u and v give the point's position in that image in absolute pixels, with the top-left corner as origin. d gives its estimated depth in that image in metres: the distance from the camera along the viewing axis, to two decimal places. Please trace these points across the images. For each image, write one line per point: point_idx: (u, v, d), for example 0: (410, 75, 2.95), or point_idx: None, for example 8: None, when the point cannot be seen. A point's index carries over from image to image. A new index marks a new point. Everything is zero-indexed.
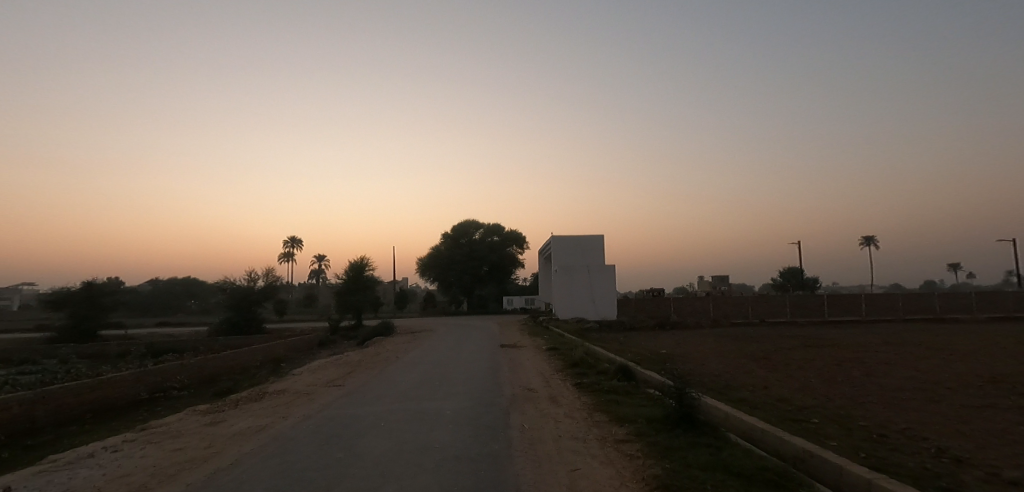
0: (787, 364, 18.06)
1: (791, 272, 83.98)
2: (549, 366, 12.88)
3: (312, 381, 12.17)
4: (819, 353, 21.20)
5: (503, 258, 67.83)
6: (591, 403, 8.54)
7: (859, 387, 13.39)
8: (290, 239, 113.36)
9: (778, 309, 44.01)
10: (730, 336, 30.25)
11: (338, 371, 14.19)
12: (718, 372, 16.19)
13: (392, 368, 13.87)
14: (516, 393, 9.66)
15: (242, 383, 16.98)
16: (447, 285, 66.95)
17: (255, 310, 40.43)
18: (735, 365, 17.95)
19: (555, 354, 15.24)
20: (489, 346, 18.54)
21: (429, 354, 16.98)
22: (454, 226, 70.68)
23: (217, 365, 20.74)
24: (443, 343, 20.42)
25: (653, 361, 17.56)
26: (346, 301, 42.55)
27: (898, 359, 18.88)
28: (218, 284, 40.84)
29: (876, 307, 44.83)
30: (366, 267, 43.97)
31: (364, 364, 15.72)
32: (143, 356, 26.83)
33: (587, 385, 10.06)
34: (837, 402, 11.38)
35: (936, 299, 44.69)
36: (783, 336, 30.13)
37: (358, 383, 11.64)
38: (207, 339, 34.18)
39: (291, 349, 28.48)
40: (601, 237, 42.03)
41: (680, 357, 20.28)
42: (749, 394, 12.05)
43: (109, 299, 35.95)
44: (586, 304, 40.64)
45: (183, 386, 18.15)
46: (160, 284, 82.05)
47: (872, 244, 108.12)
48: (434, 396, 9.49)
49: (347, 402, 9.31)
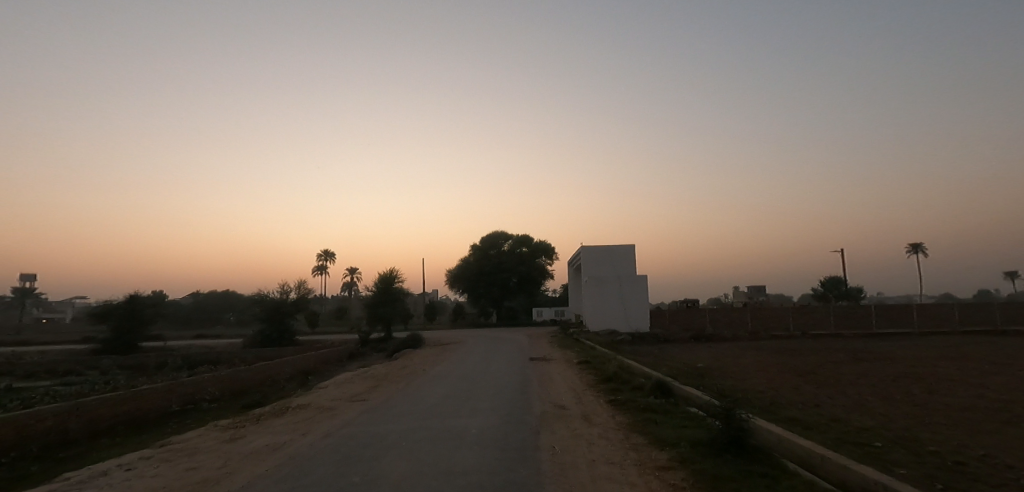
0: (836, 380, 16.97)
1: (831, 282, 80.92)
2: (581, 381, 12.29)
3: (337, 395, 11.85)
4: (869, 368, 19.96)
5: (533, 269, 67.26)
6: (628, 422, 7.95)
7: (920, 406, 12.37)
8: (323, 252, 115.31)
9: (820, 320, 42.17)
10: (770, 349, 28.94)
11: (364, 384, 13.86)
12: (762, 387, 15.27)
13: (419, 382, 13.47)
14: (547, 411, 9.11)
15: (271, 396, 16.82)
16: (477, 296, 66.67)
17: (288, 322, 40.81)
18: (779, 380, 16.96)
19: (587, 368, 14.61)
20: (519, 359, 17.98)
21: (457, 367, 16.56)
22: (483, 237, 70.56)
23: (248, 377, 20.75)
24: (472, 356, 20.00)
25: (690, 375, 16.75)
26: (376, 313, 42.62)
27: (959, 374, 17.56)
28: (252, 296, 41.44)
29: (926, 319, 42.51)
30: (395, 279, 44.02)
31: (391, 377, 15.37)
32: (178, 368, 27.16)
33: (622, 402, 9.45)
34: (898, 423, 10.44)
35: (993, 310, 42.11)
36: (828, 348, 28.68)
37: (383, 397, 11.27)
38: (241, 351, 34.56)
39: (322, 361, 28.45)
40: (633, 247, 41.11)
41: (718, 371, 19.35)
42: (798, 413, 11.20)
43: (149, 311, 36.76)
44: (618, 316, 39.68)
45: (214, 398, 18.13)
46: (199, 297, 84.25)
47: (918, 253, 103.60)
48: (460, 412, 9.03)
49: (371, 419, 8.91)
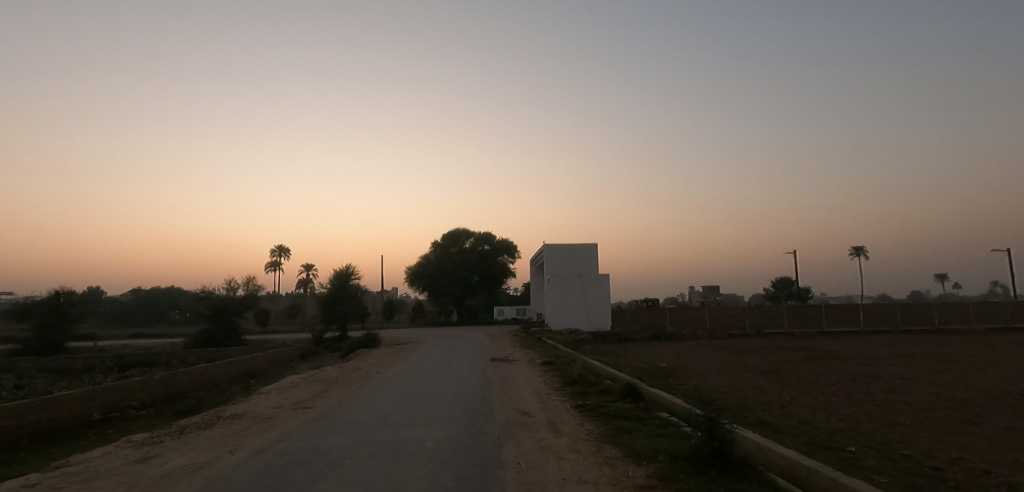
0: (798, 379, 16.87)
1: (783, 282, 83.22)
2: (545, 384, 11.57)
3: (277, 402, 10.77)
4: (827, 366, 20.06)
5: (494, 267, 66.48)
6: (599, 432, 7.26)
7: (884, 406, 12.22)
8: (276, 248, 111.37)
9: (775, 319, 42.97)
10: (729, 348, 29.06)
11: (310, 389, 12.80)
12: (727, 388, 14.96)
13: (372, 386, 12.50)
14: (509, 419, 8.31)
15: (207, 402, 15.49)
16: (437, 295, 65.40)
17: (234, 321, 38.77)
18: (742, 380, 16.73)
19: (551, 370, 13.93)
20: (479, 360, 17.18)
21: (412, 368, 15.62)
22: (443, 234, 69.32)
23: (184, 381, 19.18)
24: (429, 356, 19.08)
25: (655, 375, 16.32)
26: (330, 311, 40.95)
27: (913, 373, 17.77)
28: (196, 293, 39.23)
29: (873, 318, 43.88)
30: (351, 276, 42.44)
31: (341, 380, 14.32)
32: (109, 371, 25.12)
33: (590, 408, 8.78)
34: (868, 426, 10.16)
35: (934, 310, 43.81)
36: (784, 347, 29.03)
37: (329, 404, 10.27)
38: (181, 352, 32.42)
39: (269, 362, 26.90)
40: (594, 245, 40.88)
41: (682, 371, 19.04)
42: (767, 415, 10.81)
43: (79, 310, 34.20)
44: (579, 314, 39.36)
45: (143, 405, 16.63)
46: (141, 294, 79.82)
47: (862, 254, 108.22)
48: (414, 422, 8.16)
49: (312, 430, 7.95)
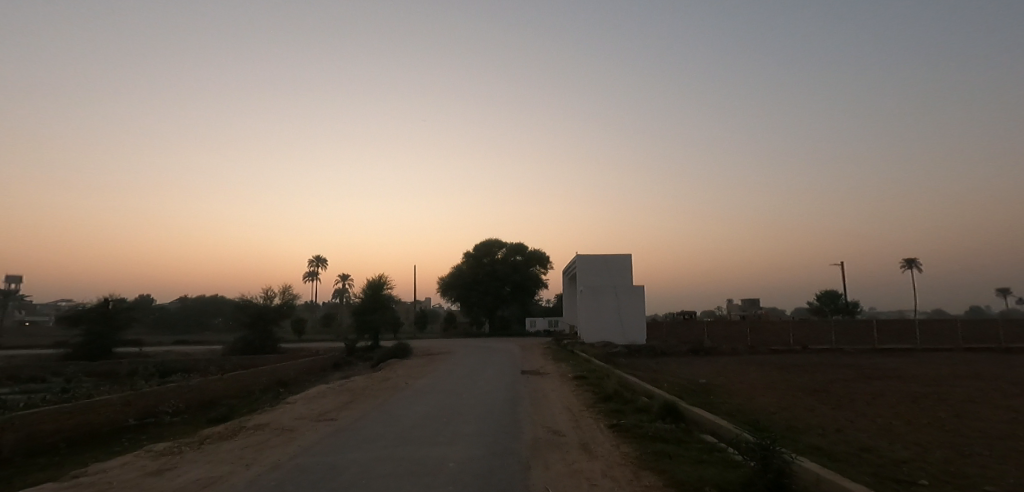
0: (851, 400, 15.74)
1: (827, 296, 79.94)
2: (578, 401, 11.00)
3: (302, 413, 10.50)
4: (881, 386, 18.79)
5: (527, 278, 65.93)
6: (636, 456, 6.67)
7: (953, 434, 11.15)
8: (314, 258, 113.62)
9: (820, 335, 41.04)
10: (773, 365, 27.73)
11: (337, 400, 12.53)
12: (773, 408, 14.02)
13: (399, 398, 12.14)
14: (539, 439, 7.78)
15: (238, 410, 15.42)
16: (469, 305, 65.20)
17: (271, 329, 39.30)
18: (789, 400, 15.72)
19: (583, 385, 13.32)
20: (510, 373, 16.68)
21: (441, 381, 15.25)
22: (476, 245, 69.29)
23: (218, 388, 19.27)
24: (459, 368, 18.70)
25: (694, 393, 15.50)
26: (364, 320, 41.13)
27: (979, 395, 16.42)
28: (235, 301, 39.99)
29: (928, 335, 41.42)
30: (384, 286, 42.63)
31: (369, 391, 14.02)
32: (149, 376, 25.63)
33: (625, 428, 8.19)
34: (938, 456, 9.20)
35: (996, 327, 41.09)
36: (832, 365, 27.52)
37: (354, 417, 9.94)
38: (219, 358, 32.96)
39: (301, 371, 26.98)
40: (629, 256, 39.99)
41: (723, 388, 18.11)
42: (820, 440, 9.96)
43: (124, 316, 35.19)
44: (613, 327, 38.41)
45: (177, 411, 16.71)
46: (186, 302, 82.38)
47: (912, 268, 103.27)
48: (439, 439, 7.71)
49: (333, 445, 7.60)
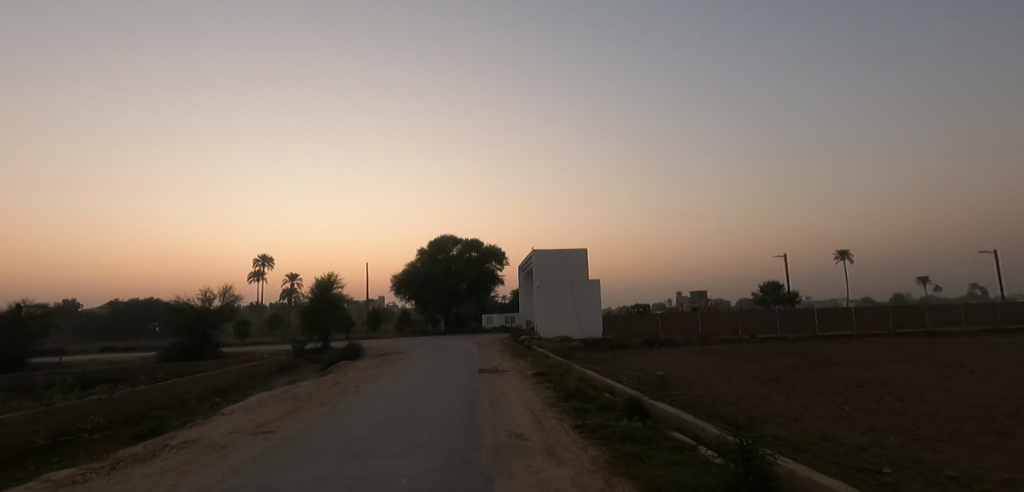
0: (805, 387, 15.94)
1: (770, 286, 82.90)
2: (539, 400, 10.51)
3: (235, 426, 9.55)
4: (830, 372, 19.23)
5: (482, 275, 65.27)
6: (605, 461, 6.20)
7: (904, 417, 11.28)
8: (259, 258, 109.17)
9: (767, 324, 42.27)
10: (725, 354, 28.18)
11: (277, 409, 11.59)
12: (731, 398, 13.96)
13: (347, 405, 11.34)
14: (501, 444, 7.23)
15: (167, 424, 14.18)
16: (423, 303, 63.98)
17: (210, 333, 37.17)
18: (745, 389, 15.77)
19: (543, 382, 12.86)
20: (465, 372, 16.05)
21: (394, 383, 14.49)
22: (430, 242, 68.02)
23: (146, 400, 17.79)
24: (412, 369, 17.93)
25: (653, 386, 15.33)
26: (311, 321, 39.48)
27: (922, 378, 16.97)
28: (170, 304, 37.61)
29: (866, 321, 43.31)
30: (334, 285, 41.07)
31: (314, 397, 13.12)
32: (71, 388, 23.61)
33: (591, 428, 7.74)
34: (895, 441, 9.18)
35: (926, 311, 43.38)
36: (781, 352, 28.21)
37: (295, 428, 9.10)
38: (152, 366, 30.81)
39: (243, 377, 25.48)
40: (584, 251, 39.97)
41: (680, 380, 18.07)
42: (782, 430, 9.84)
43: (42, 324, 32.42)
44: (569, 322, 38.31)
45: (98, 427, 15.28)
46: (119, 306, 77.51)
47: (847, 258, 108.67)
48: (389, 451, 7.00)
49: (267, 463, 6.80)
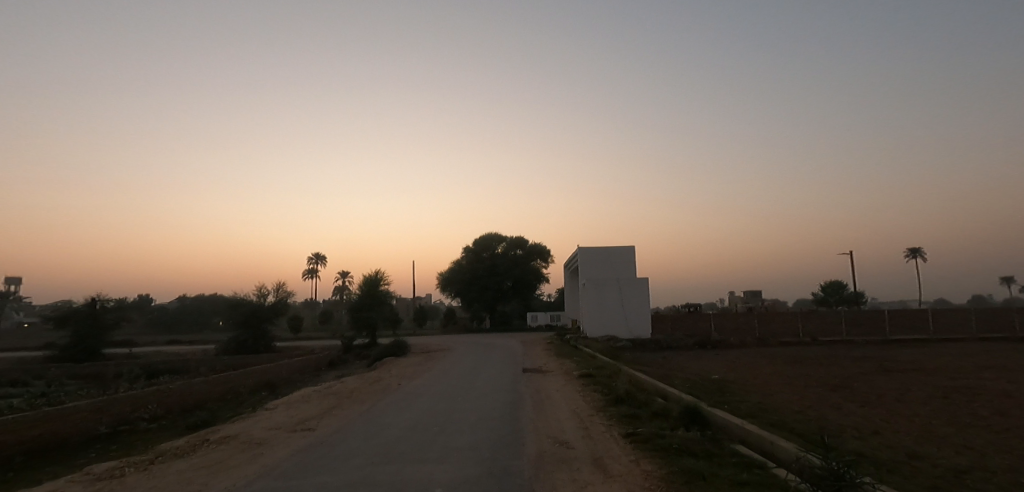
0: (878, 396, 14.63)
1: (831, 287, 78.80)
2: (585, 404, 9.90)
3: (276, 422, 9.35)
4: (904, 380, 17.70)
5: (527, 273, 64.82)
6: (661, 477, 5.58)
7: (1003, 435, 10.04)
8: (313, 256, 112.39)
9: (829, 326, 39.94)
10: (785, 358, 26.64)
11: (320, 405, 11.41)
12: (796, 407, 12.92)
13: (388, 403, 11.04)
14: (545, 452, 6.69)
15: (218, 416, 14.33)
16: (469, 301, 64.08)
17: (265, 327, 38.22)
18: (811, 396, 14.62)
19: (591, 385, 12.20)
20: (510, 372, 15.57)
21: (436, 381, 14.18)
22: (476, 239, 68.09)
23: (201, 392, 18.18)
24: (456, 367, 17.62)
25: (709, 391, 14.41)
26: (360, 317, 40.03)
27: (1014, 389, 15.33)
28: (227, 299, 38.88)
29: (940, 325, 40.24)
30: (381, 282, 41.52)
31: (357, 394, 12.92)
32: (135, 378, 24.60)
33: (644, 438, 7.09)
34: (998, 464, 8.08)
35: (1012, 315, 39.90)
36: (845, 357, 26.45)
37: (335, 426, 8.82)
38: (209, 359, 31.87)
39: (294, 371, 25.94)
40: (632, 248, 38.87)
41: (737, 384, 17.00)
42: (859, 446, 8.87)
43: (113, 316, 34.13)
44: (616, 321, 37.30)
45: (155, 417, 15.66)
46: (185, 301, 81.34)
47: (916, 257, 102.23)
48: (427, 456, 6.58)
49: (303, 464, 6.49)
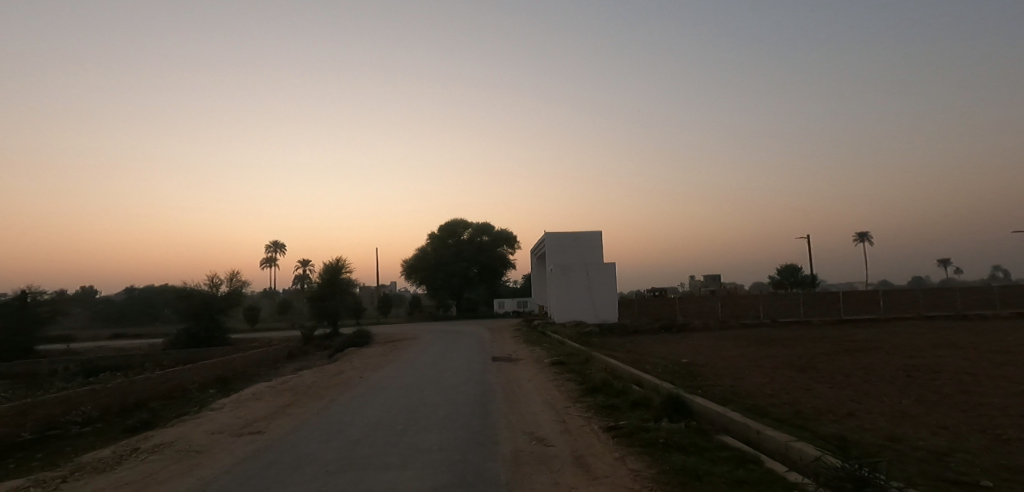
0: (846, 376, 14.64)
1: (788, 270, 81.01)
2: (560, 395, 9.36)
3: (219, 426, 8.45)
4: (868, 360, 17.92)
5: (493, 259, 64.15)
6: (653, 477, 5.06)
7: (975, 413, 10.02)
8: (271, 244, 108.67)
9: (789, 307, 40.75)
10: (750, 340, 26.90)
11: (271, 403, 10.53)
12: (769, 390, 12.75)
13: (347, 399, 10.25)
14: (522, 452, 6.10)
15: (160, 416, 13.24)
16: (434, 288, 63.07)
17: (218, 319, 36.43)
18: (782, 379, 14.51)
19: (564, 373, 11.68)
20: (478, 361, 14.95)
21: (399, 373, 13.42)
22: (440, 225, 66.88)
23: (143, 390, 16.90)
24: (421, 357, 16.88)
25: (682, 376, 14.12)
26: (320, 307, 38.62)
27: (973, 366, 15.63)
28: (177, 290, 36.86)
29: (893, 304, 41.54)
30: (342, 270, 40.07)
31: (314, 389, 12.07)
32: (73, 376, 22.92)
33: (627, 432, 6.56)
34: (977, 445, 7.95)
35: (959, 295, 41.54)
36: (807, 337, 26.87)
37: (286, 429, 8.01)
38: (157, 353, 30.10)
39: (248, 365, 24.64)
40: (598, 233, 38.66)
41: (708, 368, 16.84)
42: (840, 430, 8.62)
43: (49, 310, 31.86)
44: (584, 306, 37.12)
45: (89, 420, 14.40)
46: (134, 292, 77.48)
47: (866, 240, 106.35)
48: (388, 461, 5.89)
49: (245, 476, 5.70)
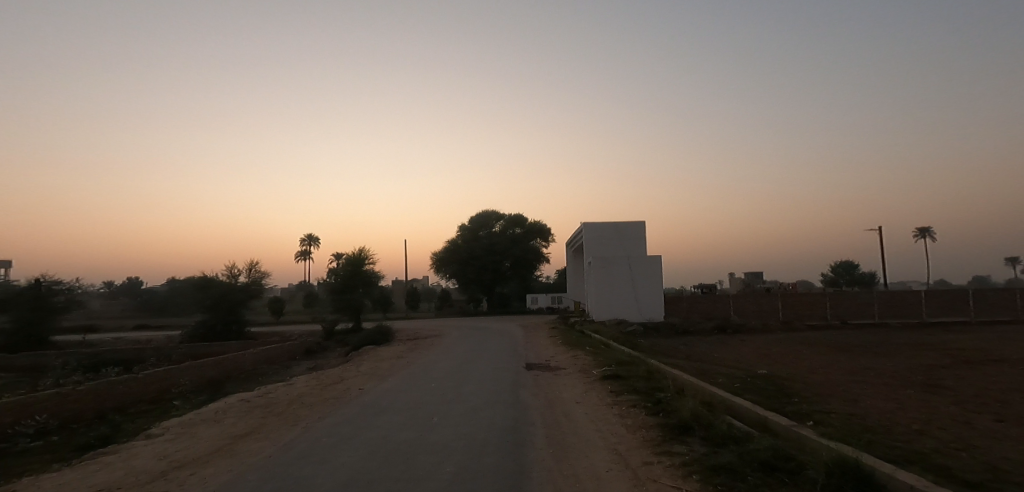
0: (997, 401, 11.08)
1: (842, 267, 75.39)
2: (635, 438, 6.28)
3: (123, 478, 5.67)
4: (1000, 376, 14.22)
5: (527, 252, 61.05)
6: None
7: None
8: (306, 237, 108.34)
9: (858, 308, 36.40)
10: (827, 345, 23.09)
11: (227, 431, 7.70)
12: (904, 421, 9.42)
13: (329, 430, 7.34)
14: None
15: (116, 433, 10.66)
16: (465, 282, 60.56)
17: (237, 311, 34.46)
18: (908, 402, 11.08)
19: (627, 396, 8.56)
20: (511, 370, 12.03)
21: (408, 386, 10.57)
22: (472, 217, 64.10)
23: (118, 395, 14.40)
24: (442, 362, 14.04)
25: (775, 397, 10.82)
26: (342, 300, 36.31)
27: None
28: (195, 279, 34.96)
29: (980, 306, 36.49)
30: (366, 260, 37.63)
31: (299, 406, 9.33)
32: (69, 372, 20.92)
33: None
34: None
35: None
36: (894, 343, 23.05)
37: (215, 488, 5.17)
38: (167, 347, 28.10)
39: (257, 361, 22.21)
40: (642, 223, 35.26)
41: (798, 383, 13.43)
42: None
43: (63, 299, 30.33)
44: (626, 303, 33.69)
45: (44, 432, 11.94)
46: (174, 283, 77.27)
47: (926, 237, 98.81)
48: None
49: None
